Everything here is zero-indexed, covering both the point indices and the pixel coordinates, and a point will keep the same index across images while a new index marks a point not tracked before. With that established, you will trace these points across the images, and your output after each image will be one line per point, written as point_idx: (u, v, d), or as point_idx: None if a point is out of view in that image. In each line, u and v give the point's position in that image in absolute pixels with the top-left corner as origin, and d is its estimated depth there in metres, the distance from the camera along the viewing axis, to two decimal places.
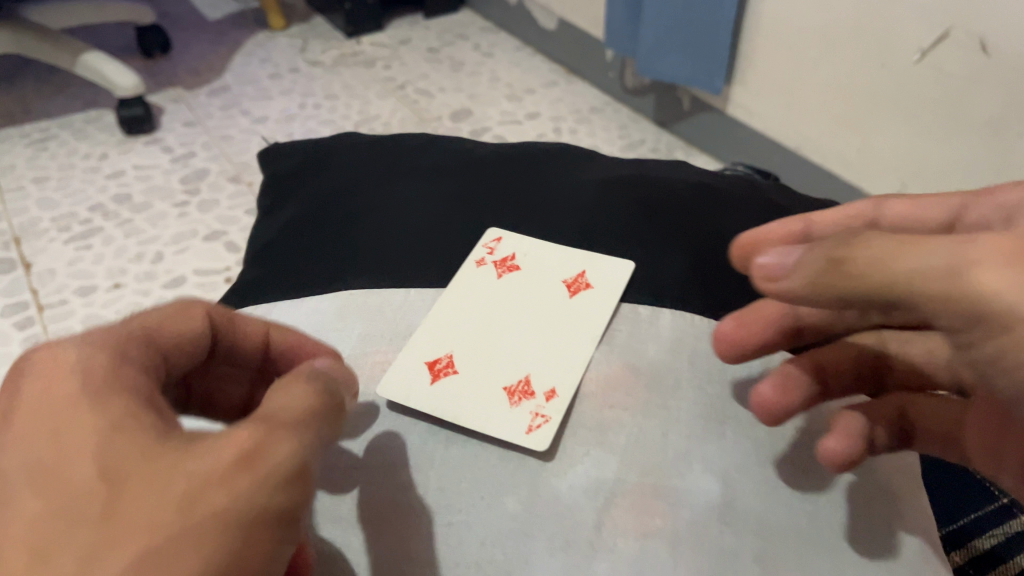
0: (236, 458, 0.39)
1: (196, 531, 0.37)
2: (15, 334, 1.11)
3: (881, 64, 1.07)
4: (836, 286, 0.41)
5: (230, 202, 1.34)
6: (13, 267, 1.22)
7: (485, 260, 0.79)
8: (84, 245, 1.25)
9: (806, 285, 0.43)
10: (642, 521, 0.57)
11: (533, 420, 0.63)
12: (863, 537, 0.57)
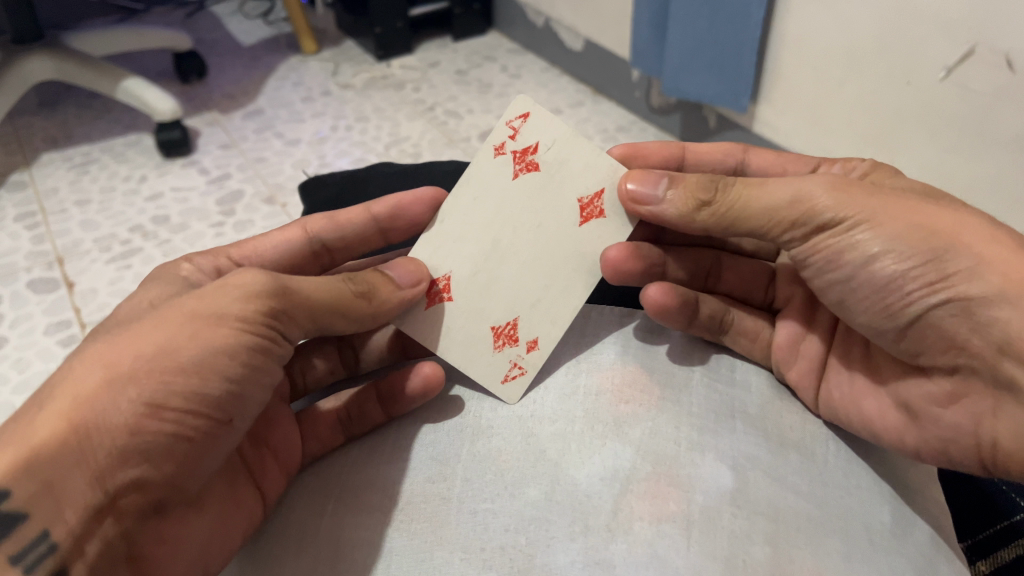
0: (199, 308, 0.58)
1: (137, 337, 0.56)
2: (59, 351, 1.15)
3: (905, 82, 1.08)
4: (771, 203, 0.66)
5: (265, 222, 1.37)
6: (56, 286, 1.26)
7: (503, 150, 0.75)
8: (125, 264, 1.29)
9: (754, 201, 0.66)
10: (658, 506, 0.59)
11: (512, 369, 0.73)
12: (885, 525, 0.61)
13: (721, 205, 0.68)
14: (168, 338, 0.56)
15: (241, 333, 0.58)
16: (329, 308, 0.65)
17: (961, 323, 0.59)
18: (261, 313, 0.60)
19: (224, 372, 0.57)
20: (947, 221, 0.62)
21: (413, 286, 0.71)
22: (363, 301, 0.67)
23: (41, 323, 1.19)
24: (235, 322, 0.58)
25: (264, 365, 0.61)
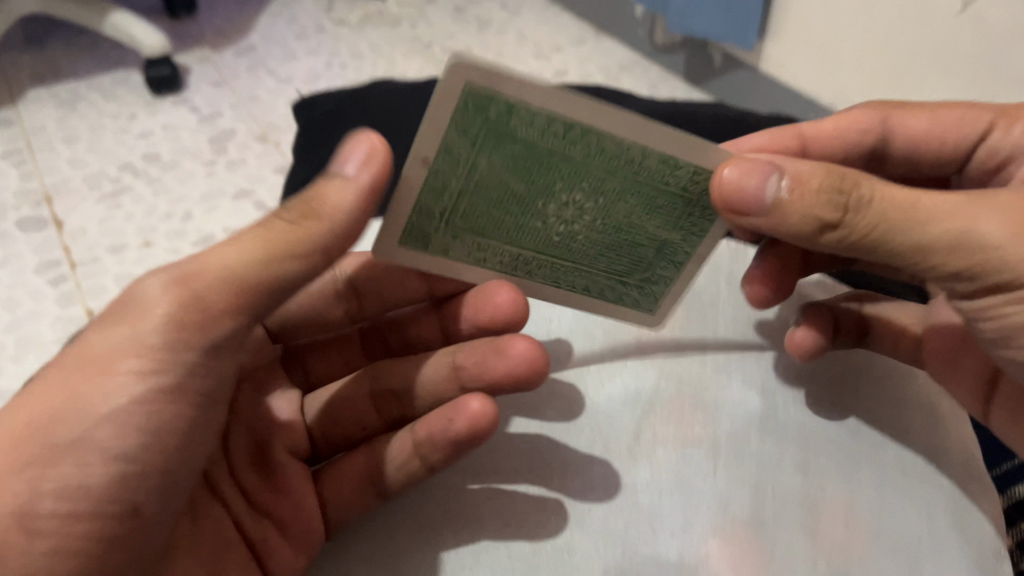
0: (81, 365, 0.51)
1: (25, 406, 0.50)
2: (49, 292, 1.13)
3: (919, 19, 1.04)
4: (927, 233, 0.55)
5: (259, 161, 1.35)
6: (45, 225, 1.23)
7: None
8: (115, 203, 1.27)
9: (903, 232, 0.54)
10: (681, 515, 0.60)
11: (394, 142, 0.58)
12: (920, 532, 0.61)
13: (859, 231, 0.55)
14: (55, 400, 0.50)
15: (134, 377, 0.50)
16: (266, 277, 0.53)
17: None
18: (160, 334, 0.51)
19: (131, 426, 0.50)
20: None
21: (372, 172, 0.54)
22: (308, 224, 0.53)
23: (30, 262, 1.17)
24: (130, 367, 0.50)
25: (182, 387, 0.53)
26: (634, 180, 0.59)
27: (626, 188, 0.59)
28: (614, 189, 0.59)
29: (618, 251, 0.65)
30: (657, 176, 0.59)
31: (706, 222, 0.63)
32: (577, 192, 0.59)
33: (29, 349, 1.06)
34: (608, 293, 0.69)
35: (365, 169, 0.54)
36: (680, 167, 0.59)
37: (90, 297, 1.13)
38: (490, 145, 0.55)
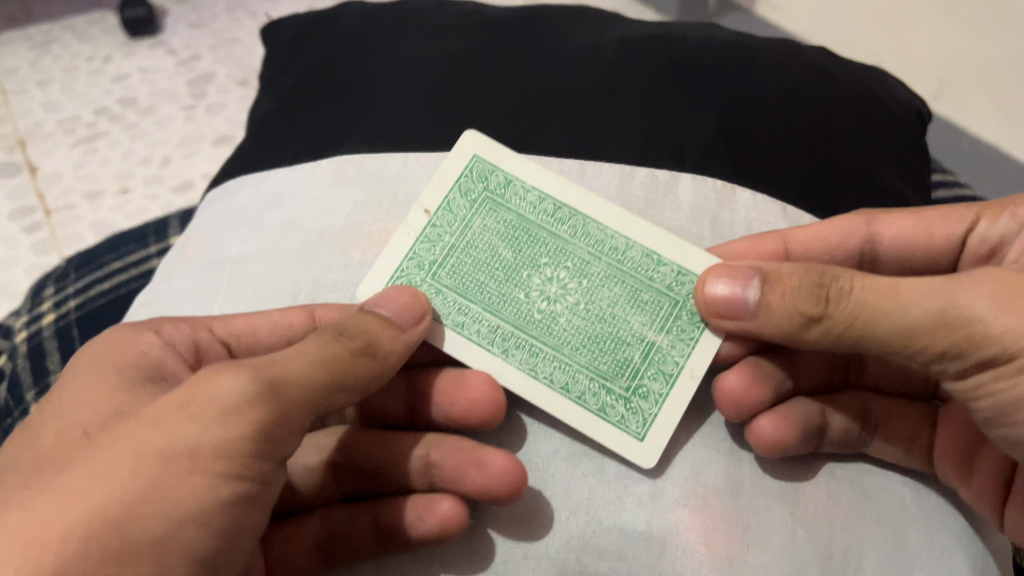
0: (161, 456, 0.39)
1: (64, 494, 0.38)
2: (23, 240, 1.14)
3: None
4: (908, 323, 0.45)
5: (239, 105, 1.31)
6: (18, 171, 1.21)
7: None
8: (90, 148, 1.23)
9: (888, 323, 0.46)
10: (692, 522, 0.47)
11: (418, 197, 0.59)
12: (916, 514, 0.51)
13: (839, 323, 0.47)
14: (121, 482, 0.38)
15: (226, 474, 0.40)
16: (325, 389, 0.44)
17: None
18: (249, 439, 0.41)
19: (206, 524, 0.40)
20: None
21: (417, 324, 0.51)
22: (367, 359, 0.46)
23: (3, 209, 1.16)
24: (217, 468, 0.40)
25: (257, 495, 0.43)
26: (617, 263, 0.57)
27: (611, 273, 0.57)
28: (595, 274, 0.57)
29: (604, 346, 0.55)
30: (640, 266, 0.57)
31: (696, 331, 0.56)
32: (562, 267, 0.57)
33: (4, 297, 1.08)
34: (605, 408, 0.54)
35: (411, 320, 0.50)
36: (665, 263, 0.57)
37: (66, 245, 1.13)
38: (485, 209, 0.58)
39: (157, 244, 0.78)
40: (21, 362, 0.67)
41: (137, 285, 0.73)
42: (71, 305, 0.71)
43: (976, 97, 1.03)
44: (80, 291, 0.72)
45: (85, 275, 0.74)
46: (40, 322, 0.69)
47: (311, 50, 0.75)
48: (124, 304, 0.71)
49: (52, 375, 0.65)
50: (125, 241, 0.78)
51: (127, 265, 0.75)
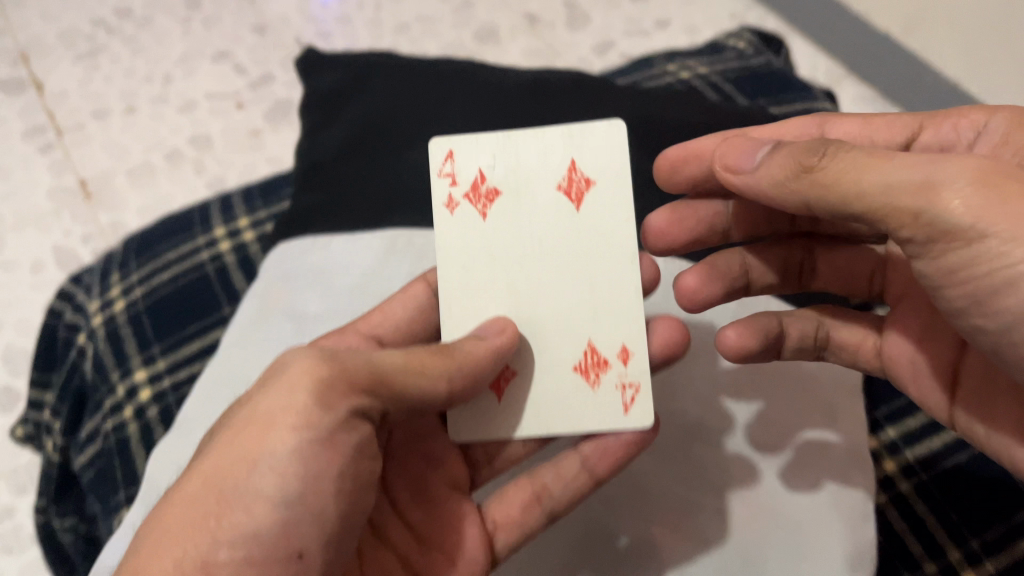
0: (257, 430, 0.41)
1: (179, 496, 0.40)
2: (40, 161, 1.20)
3: None
4: (882, 185, 0.38)
5: (232, 16, 1.30)
6: (25, 86, 1.25)
7: (455, 203, 0.54)
8: (93, 64, 1.27)
9: (875, 181, 0.39)
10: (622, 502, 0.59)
11: (449, 196, 0.54)
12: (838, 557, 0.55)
13: (826, 176, 0.40)
14: (233, 472, 0.40)
15: (304, 438, 0.40)
16: (404, 374, 0.44)
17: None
18: (312, 401, 0.41)
19: (300, 482, 0.40)
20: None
21: (503, 329, 0.50)
22: (444, 358, 0.46)
23: (17, 128, 1.22)
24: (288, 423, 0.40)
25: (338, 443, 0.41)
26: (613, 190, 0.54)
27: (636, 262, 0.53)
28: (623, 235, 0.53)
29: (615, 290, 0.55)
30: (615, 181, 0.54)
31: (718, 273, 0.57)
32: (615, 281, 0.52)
33: (29, 221, 1.16)
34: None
35: (500, 340, 0.49)
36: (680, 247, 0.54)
37: (83, 165, 1.20)
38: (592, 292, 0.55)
39: (205, 235, 0.74)
40: (101, 347, 0.69)
41: (193, 276, 0.71)
42: (138, 293, 0.70)
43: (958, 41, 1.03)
44: (145, 279, 0.71)
45: (144, 264, 0.72)
46: (113, 309, 0.70)
47: (355, 108, 0.75)
48: (181, 299, 0.70)
49: (132, 368, 0.67)
50: (173, 229, 0.74)
51: (181, 257, 0.72)
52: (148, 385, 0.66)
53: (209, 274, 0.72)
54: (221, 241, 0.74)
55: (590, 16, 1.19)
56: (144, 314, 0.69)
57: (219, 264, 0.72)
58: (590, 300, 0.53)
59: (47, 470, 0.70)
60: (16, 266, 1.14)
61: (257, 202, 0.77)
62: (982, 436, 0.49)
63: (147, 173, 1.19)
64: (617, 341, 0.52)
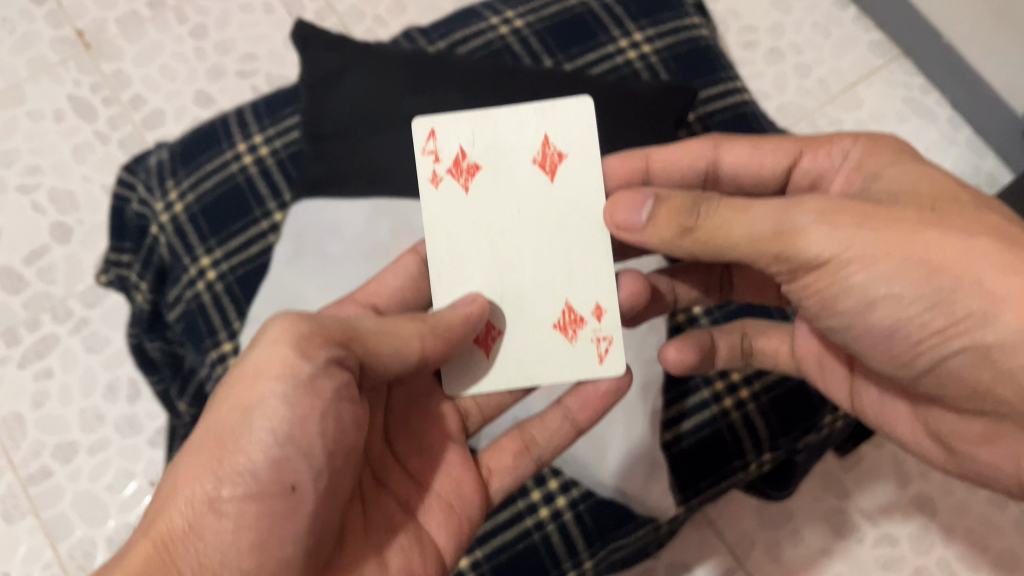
0: (255, 423, 0.48)
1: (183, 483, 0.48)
2: (35, 10, 1.19)
3: None
4: (751, 233, 0.53)
5: None
6: None
7: (439, 178, 0.64)
8: None
9: (740, 232, 0.53)
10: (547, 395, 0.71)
11: (433, 170, 0.64)
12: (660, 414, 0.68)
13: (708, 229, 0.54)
14: (231, 421, 0.48)
15: (289, 386, 0.48)
16: (374, 338, 0.53)
17: (981, 372, 0.50)
18: (318, 367, 0.49)
19: (289, 429, 0.48)
20: (951, 250, 0.49)
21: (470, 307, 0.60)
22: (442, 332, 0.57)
23: None
24: (273, 373, 0.49)
25: (318, 387, 0.49)
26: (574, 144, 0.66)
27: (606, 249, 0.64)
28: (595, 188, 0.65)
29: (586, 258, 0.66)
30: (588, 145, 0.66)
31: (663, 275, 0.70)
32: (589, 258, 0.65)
33: (40, 70, 1.16)
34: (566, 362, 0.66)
35: (473, 308, 0.60)
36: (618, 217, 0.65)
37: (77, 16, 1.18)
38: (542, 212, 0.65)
39: (235, 146, 0.76)
40: (167, 240, 0.75)
41: (227, 178, 0.75)
42: (189, 198, 0.75)
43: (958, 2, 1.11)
44: (194, 185, 0.75)
45: (192, 172, 0.76)
46: (169, 207, 0.75)
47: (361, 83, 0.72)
48: (225, 201, 0.74)
49: (187, 272, 0.73)
50: (207, 139, 0.77)
51: (216, 167, 0.76)
52: (201, 281, 0.72)
53: (237, 177, 0.75)
54: (256, 154, 0.76)
55: None
56: (197, 217, 0.74)
57: (247, 168, 0.76)
58: (568, 263, 0.64)
59: (140, 313, 0.81)
60: (45, 114, 1.14)
61: (267, 118, 0.77)
62: (874, 413, 0.62)
63: (135, 23, 1.19)
64: (591, 301, 0.64)
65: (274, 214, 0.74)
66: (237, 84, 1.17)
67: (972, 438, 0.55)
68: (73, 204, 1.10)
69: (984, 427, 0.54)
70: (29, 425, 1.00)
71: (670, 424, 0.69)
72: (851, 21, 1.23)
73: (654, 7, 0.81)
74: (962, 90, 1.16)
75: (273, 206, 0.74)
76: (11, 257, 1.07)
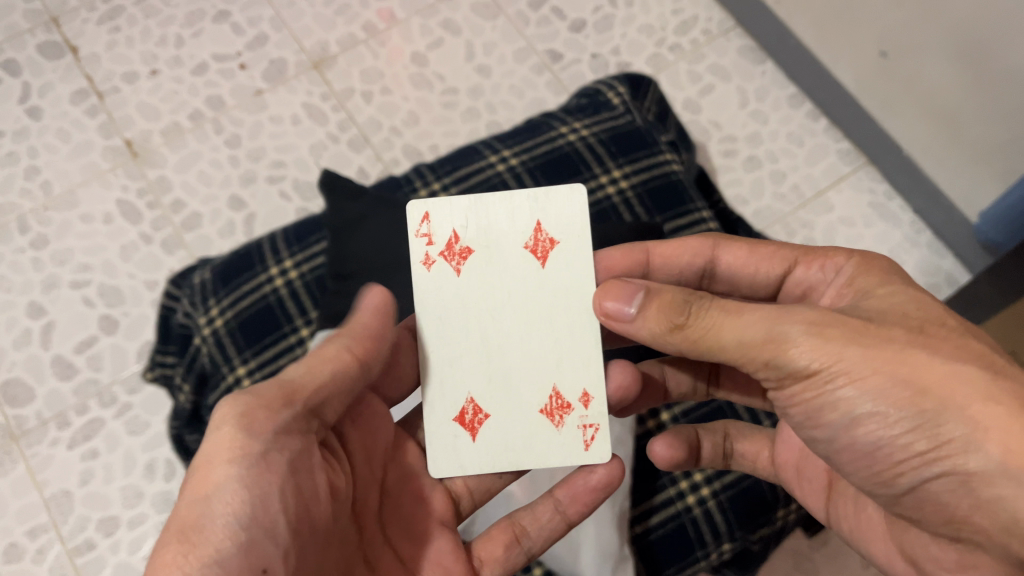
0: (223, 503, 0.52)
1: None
2: (89, 121, 1.34)
3: (873, 16, 1.15)
4: (743, 339, 0.58)
5: None
6: (61, 52, 1.37)
7: (431, 260, 0.74)
8: (114, 27, 1.39)
9: (731, 334, 0.59)
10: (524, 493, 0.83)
11: (429, 257, 0.74)
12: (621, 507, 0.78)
13: (694, 330, 0.60)
14: (192, 512, 0.51)
15: (243, 465, 0.53)
16: (307, 380, 0.60)
17: (958, 498, 0.54)
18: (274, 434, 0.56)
19: (251, 505, 0.52)
20: (935, 373, 0.54)
21: (375, 299, 0.67)
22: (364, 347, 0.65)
23: (63, 92, 1.35)
24: (228, 457, 0.54)
25: (271, 460, 0.55)
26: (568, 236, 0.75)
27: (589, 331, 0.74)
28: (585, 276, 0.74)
29: None
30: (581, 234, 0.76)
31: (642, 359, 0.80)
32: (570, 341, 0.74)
33: (93, 176, 1.30)
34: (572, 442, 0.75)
35: (378, 302, 0.67)
36: None
37: (125, 128, 1.33)
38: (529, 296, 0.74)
39: (268, 270, 0.89)
40: (208, 351, 0.86)
41: (261, 299, 0.87)
42: (228, 316, 0.87)
43: (912, 129, 1.22)
44: (232, 304, 0.87)
45: (232, 292, 0.88)
46: (210, 323, 0.87)
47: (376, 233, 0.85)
48: (259, 319, 0.87)
49: (226, 380, 0.85)
50: (243, 263, 0.89)
51: (251, 288, 0.88)
52: (239, 389, 0.84)
53: (270, 298, 0.88)
54: (286, 279, 0.88)
55: (569, 56, 1.41)
56: (235, 332, 0.86)
57: (278, 291, 0.88)
58: (555, 343, 0.74)
59: (182, 411, 0.92)
60: (95, 217, 1.28)
61: (296, 245, 0.90)
62: (849, 530, 0.70)
63: (177, 133, 1.33)
64: (579, 387, 0.74)
65: (302, 330, 0.87)
66: (267, 189, 1.30)
67: (949, 560, 0.58)
68: (119, 298, 1.23)
69: (960, 554, 0.57)
70: (75, 502, 1.12)
71: (639, 519, 0.81)
72: (823, 132, 1.36)
73: (632, 148, 0.94)
74: (922, 199, 1.28)
75: (301, 322, 0.87)
76: (62, 346, 1.20)
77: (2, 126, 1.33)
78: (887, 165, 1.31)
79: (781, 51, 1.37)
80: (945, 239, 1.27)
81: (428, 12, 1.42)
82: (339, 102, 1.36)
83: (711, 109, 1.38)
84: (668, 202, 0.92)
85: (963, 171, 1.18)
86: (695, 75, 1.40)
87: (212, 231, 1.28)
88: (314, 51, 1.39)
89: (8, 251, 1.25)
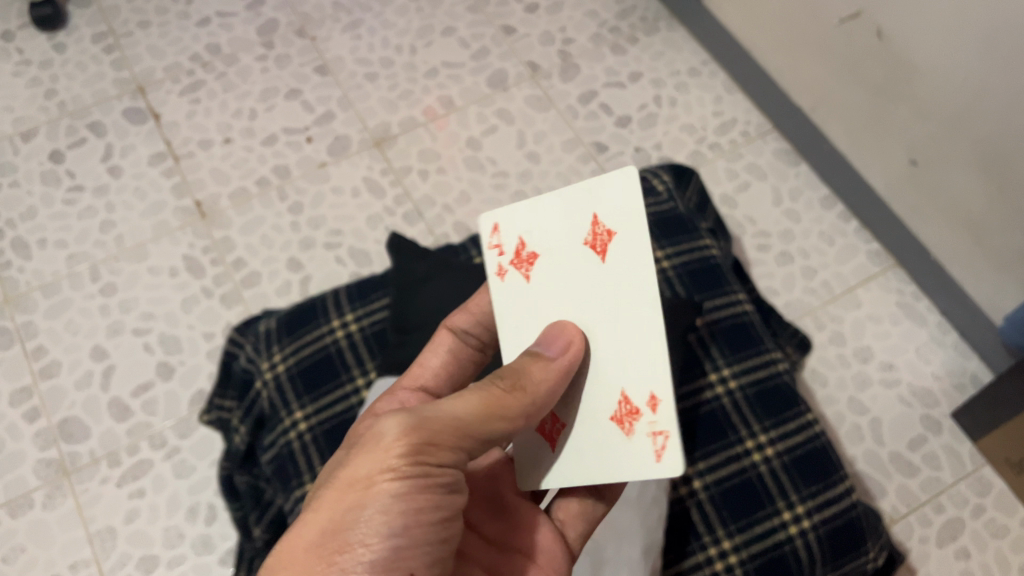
0: (369, 522, 0.55)
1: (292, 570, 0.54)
2: (164, 182, 1.44)
3: (904, 130, 1.23)
4: None
5: (300, 57, 1.56)
6: (144, 117, 1.49)
7: (504, 271, 0.70)
8: (195, 98, 1.51)
9: None
10: None
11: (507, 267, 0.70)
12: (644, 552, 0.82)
13: None
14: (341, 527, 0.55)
15: (392, 493, 0.55)
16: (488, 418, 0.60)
17: None
18: (425, 466, 0.57)
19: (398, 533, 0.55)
20: None
21: None
22: (516, 395, 0.62)
23: (143, 154, 1.46)
24: (384, 479, 0.56)
25: (416, 495, 0.56)
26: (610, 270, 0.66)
27: None
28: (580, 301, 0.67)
29: None
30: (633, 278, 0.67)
31: None
32: None
33: (163, 233, 1.39)
34: None
35: None
36: None
37: (198, 190, 1.43)
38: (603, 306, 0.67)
39: (331, 322, 0.95)
40: (270, 394, 0.92)
41: (321, 349, 0.94)
42: (291, 362, 0.93)
43: (937, 237, 1.28)
44: (295, 352, 0.94)
45: (296, 340, 0.95)
46: (274, 368, 0.94)
47: (437, 293, 0.92)
48: (319, 366, 0.93)
49: (284, 421, 0.91)
50: (308, 314, 0.96)
51: (314, 337, 0.94)
52: (294, 430, 0.89)
53: (330, 348, 0.94)
54: (347, 330, 0.95)
55: (614, 147, 1.50)
56: (296, 377, 0.92)
57: (338, 342, 0.94)
58: None
59: (236, 451, 0.98)
60: (162, 270, 1.36)
61: (357, 301, 0.97)
62: None
63: (244, 198, 1.42)
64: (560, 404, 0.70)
65: (359, 379, 0.92)
66: (324, 254, 1.38)
67: None
68: (178, 346, 1.30)
69: None
70: (119, 539, 1.16)
71: None
72: (853, 233, 1.43)
73: (675, 231, 1.01)
74: (947, 303, 1.33)
75: (358, 372, 0.92)
76: (120, 389, 1.26)
77: (84, 181, 1.43)
78: (915, 269, 1.36)
79: (815, 155, 1.45)
80: (970, 341, 1.32)
81: (484, 101, 1.53)
82: (397, 178, 1.45)
83: (746, 205, 1.45)
84: (705, 282, 0.99)
85: (987, 280, 1.23)
86: (732, 172, 1.48)
87: (269, 289, 1.35)
88: (376, 130, 1.49)
89: (79, 297, 1.33)
